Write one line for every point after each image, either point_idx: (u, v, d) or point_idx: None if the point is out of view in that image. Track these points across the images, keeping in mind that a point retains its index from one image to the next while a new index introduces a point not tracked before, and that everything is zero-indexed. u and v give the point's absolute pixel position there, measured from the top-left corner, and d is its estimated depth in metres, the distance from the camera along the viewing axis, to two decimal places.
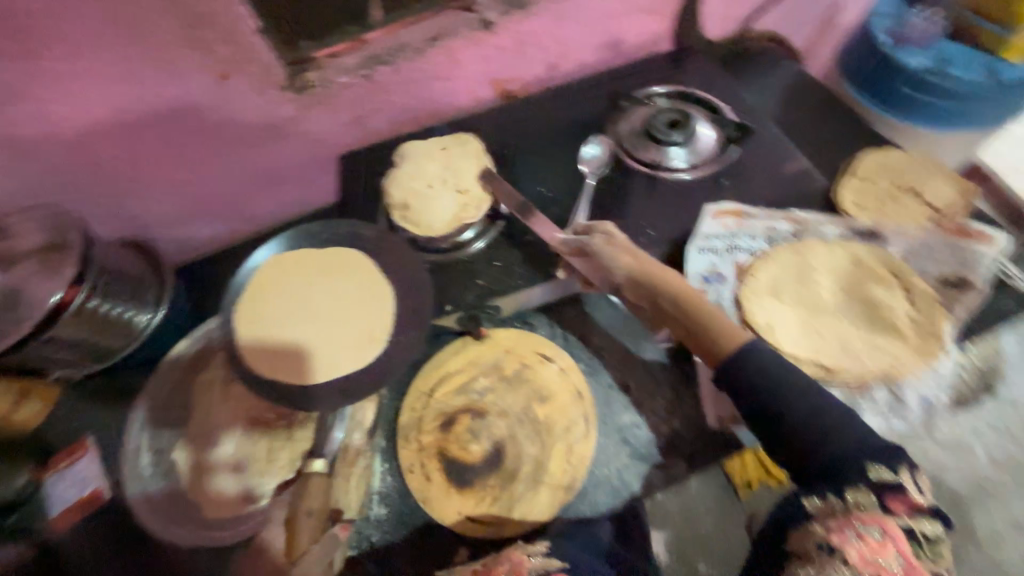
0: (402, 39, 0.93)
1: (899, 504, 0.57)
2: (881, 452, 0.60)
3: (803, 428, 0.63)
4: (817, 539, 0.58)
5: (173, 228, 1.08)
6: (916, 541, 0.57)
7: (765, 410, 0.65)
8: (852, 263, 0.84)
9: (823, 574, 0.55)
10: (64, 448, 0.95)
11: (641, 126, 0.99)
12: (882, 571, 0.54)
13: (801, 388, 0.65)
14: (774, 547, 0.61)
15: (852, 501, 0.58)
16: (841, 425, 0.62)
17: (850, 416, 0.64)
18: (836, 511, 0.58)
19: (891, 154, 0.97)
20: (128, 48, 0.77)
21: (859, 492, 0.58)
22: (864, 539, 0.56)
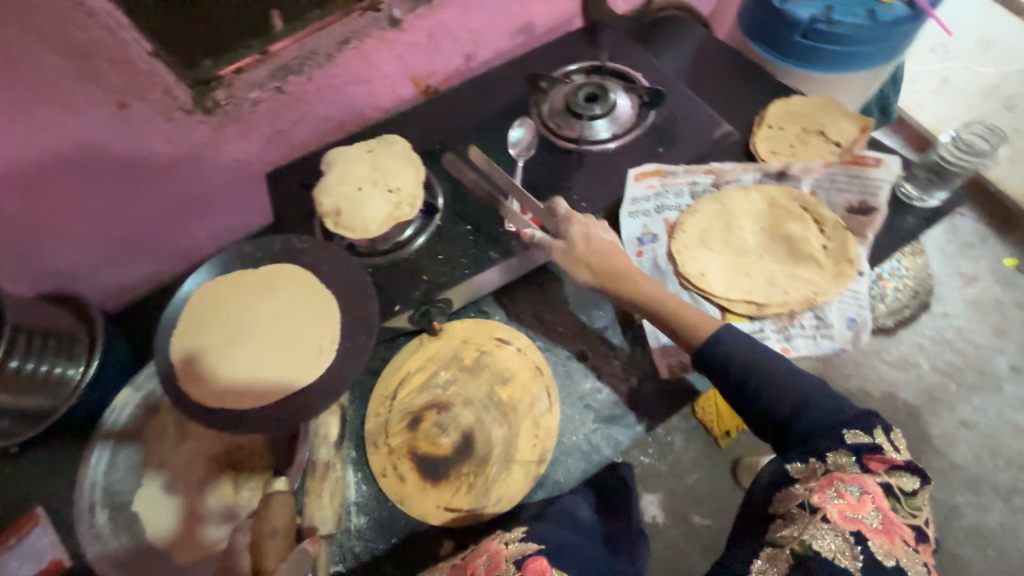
0: (311, 46, 0.90)
1: (878, 464, 0.62)
2: (857, 420, 0.66)
3: (780, 401, 0.70)
4: (801, 499, 0.62)
5: (98, 274, 1.02)
6: (894, 495, 0.61)
7: (743, 388, 0.73)
8: (768, 206, 0.91)
9: (806, 530, 0.58)
10: (11, 522, 0.88)
11: (563, 104, 1.01)
12: (861, 525, 0.57)
13: (777, 366, 0.72)
14: (762, 512, 0.65)
15: (833, 462, 0.63)
16: (817, 396, 0.69)
17: (826, 390, 0.70)
18: (818, 472, 0.63)
19: (791, 99, 1.03)
20: (5, 88, 0.71)
21: (839, 454, 0.63)
22: (843, 497, 0.60)
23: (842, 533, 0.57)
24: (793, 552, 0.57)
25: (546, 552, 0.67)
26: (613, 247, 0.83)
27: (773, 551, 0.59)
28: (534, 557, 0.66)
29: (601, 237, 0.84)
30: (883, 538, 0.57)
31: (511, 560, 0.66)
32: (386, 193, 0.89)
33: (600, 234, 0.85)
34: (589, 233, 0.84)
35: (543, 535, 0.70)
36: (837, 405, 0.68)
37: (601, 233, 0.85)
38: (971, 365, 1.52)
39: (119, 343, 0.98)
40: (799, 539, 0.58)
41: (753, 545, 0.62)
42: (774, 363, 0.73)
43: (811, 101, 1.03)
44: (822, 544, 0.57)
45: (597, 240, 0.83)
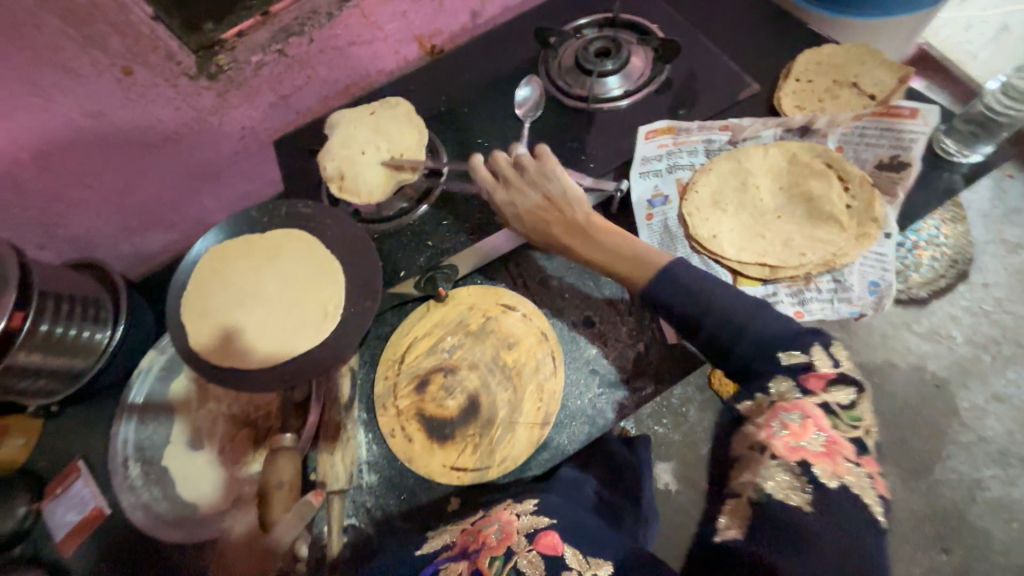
0: (310, 6, 0.88)
1: (816, 382, 0.59)
2: (793, 341, 0.63)
3: (719, 331, 0.67)
4: (750, 439, 0.58)
5: (120, 243, 1.06)
6: (836, 414, 0.57)
7: (687, 327, 0.70)
8: (789, 162, 0.85)
9: (759, 472, 0.55)
10: (58, 474, 0.96)
11: (572, 61, 0.96)
12: (807, 453, 0.54)
13: (713, 298, 0.68)
14: (720, 458, 0.61)
15: (776, 392, 0.60)
16: (753, 324, 0.66)
17: (764, 312, 0.67)
18: (764, 405, 0.60)
19: (823, 51, 0.97)
20: (12, 54, 0.70)
21: (779, 382, 0.60)
22: (787, 427, 0.57)
23: (791, 468, 0.54)
24: (750, 500, 0.54)
25: (556, 526, 0.68)
26: (541, 212, 0.81)
27: (734, 502, 0.56)
28: (546, 530, 0.67)
29: (526, 205, 0.82)
30: (827, 461, 0.54)
31: (523, 533, 0.67)
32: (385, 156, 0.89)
33: (525, 199, 0.82)
34: (513, 203, 0.82)
35: (554, 510, 0.72)
36: (777, 328, 0.65)
37: (526, 197, 0.82)
38: (1008, 336, 1.44)
39: (141, 311, 1.03)
40: (753, 485, 0.55)
41: (715, 501, 0.58)
42: (711, 293, 0.69)
43: (845, 49, 0.96)
44: (774, 483, 0.54)
45: (525, 209, 0.82)
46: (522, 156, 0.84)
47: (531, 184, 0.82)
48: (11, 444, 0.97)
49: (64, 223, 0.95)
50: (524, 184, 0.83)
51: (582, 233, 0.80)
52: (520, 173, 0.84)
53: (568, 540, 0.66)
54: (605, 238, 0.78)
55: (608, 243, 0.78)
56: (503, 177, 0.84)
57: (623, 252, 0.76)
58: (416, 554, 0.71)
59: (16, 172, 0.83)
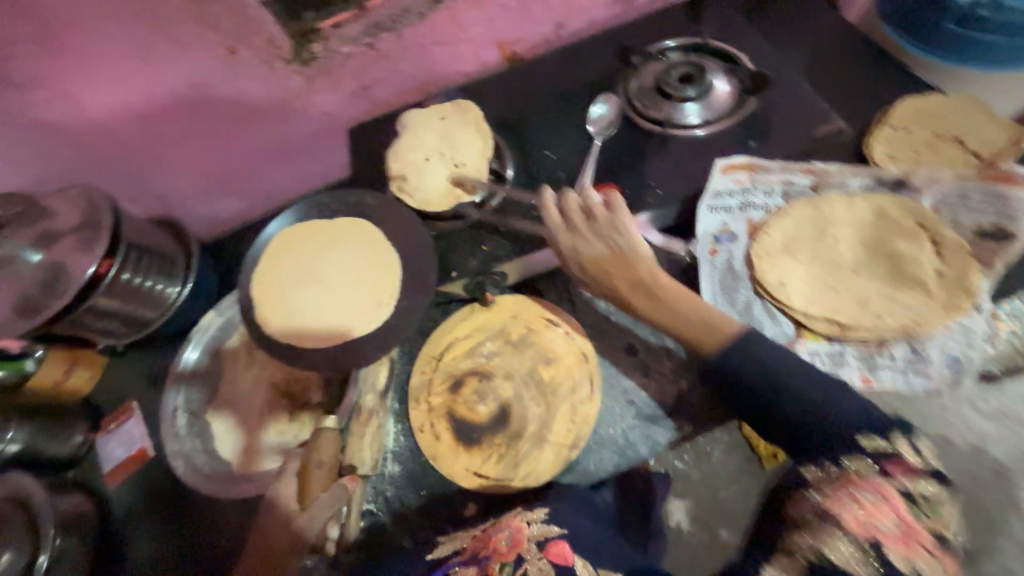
0: (403, 4, 0.91)
1: (897, 467, 0.57)
2: (877, 424, 0.61)
3: (789, 403, 0.65)
4: (815, 506, 0.57)
5: (196, 206, 1.13)
6: (915, 502, 0.55)
7: (759, 390, 0.67)
8: (874, 217, 0.80)
9: (820, 539, 0.54)
10: (114, 411, 1.04)
11: (652, 83, 0.94)
12: (879, 534, 0.53)
13: (788, 373, 0.67)
14: (776, 516, 0.61)
15: (851, 469, 0.59)
16: (831, 400, 0.64)
17: (847, 394, 0.65)
18: (835, 477, 0.59)
19: (929, 99, 0.89)
20: (138, 25, 0.77)
21: (856, 460, 0.59)
22: (860, 504, 0.55)
23: (857, 543, 0.53)
24: (807, 562, 0.54)
25: (566, 537, 0.66)
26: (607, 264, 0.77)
27: (785, 560, 0.55)
28: (557, 540, 0.66)
29: (592, 254, 0.78)
30: (899, 545, 0.53)
31: (532, 542, 0.66)
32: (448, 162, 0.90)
33: (592, 247, 0.78)
34: (578, 250, 0.78)
35: (566, 519, 0.69)
36: (857, 408, 0.63)
37: (593, 246, 0.78)
38: None
39: (207, 272, 1.09)
40: (813, 550, 0.54)
41: (760, 552, 0.58)
42: (788, 368, 0.67)
43: (949, 102, 0.89)
44: (837, 554, 0.53)
45: (590, 258, 0.78)
46: (592, 202, 0.79)
47: (599, 233, 0.78)
48: (81, 376, 1.03)
49: (153, 182, 1.03)
50: (593, 233, 0.78)
51: (647, 290, 0.76)
52: (589, 220, 0.78)
53: (581, 556, 0.65)
54: (679, 301, 0.74)
55: (676, 304, 0.74)
56: (571, 222, 0.79)
57: (690, 319, 0.73)
58: (427, 558, 0.71)
59: (122, 130, 0.91)
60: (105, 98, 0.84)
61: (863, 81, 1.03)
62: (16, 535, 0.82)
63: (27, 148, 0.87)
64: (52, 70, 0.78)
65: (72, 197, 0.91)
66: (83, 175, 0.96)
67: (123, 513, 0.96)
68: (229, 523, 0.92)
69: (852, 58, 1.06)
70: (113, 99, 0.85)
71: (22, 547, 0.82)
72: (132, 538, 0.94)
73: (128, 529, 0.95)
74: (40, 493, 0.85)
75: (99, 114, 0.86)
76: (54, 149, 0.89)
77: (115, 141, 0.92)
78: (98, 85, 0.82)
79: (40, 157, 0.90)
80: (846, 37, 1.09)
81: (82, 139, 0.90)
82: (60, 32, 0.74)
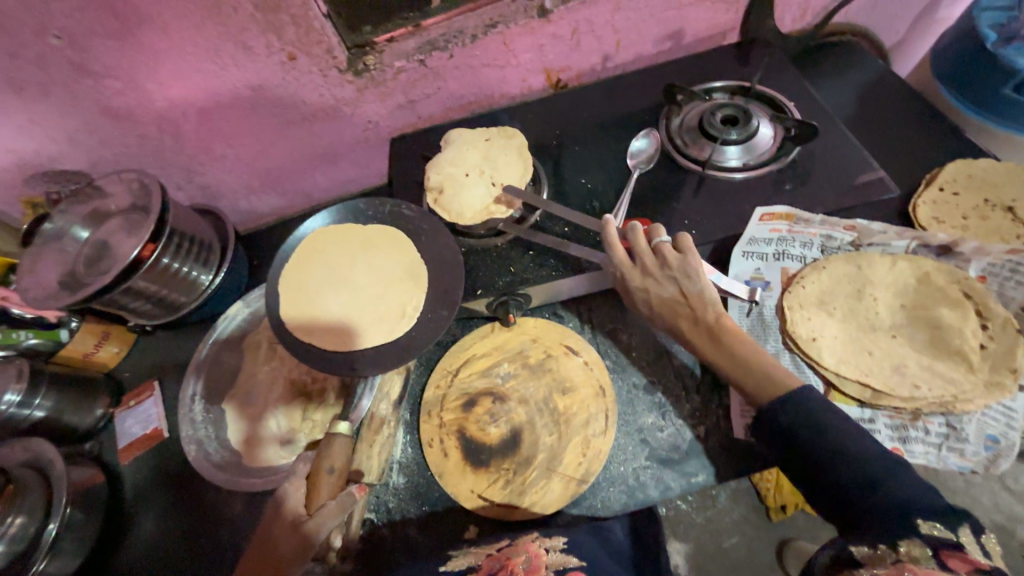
0: (458, 26, 0.95)
1: (960, 563, 0.50)
2: (938, 512, 0.55)
3: (846, 472, 0.61)
4: None
5: (239, 198, 1.17)
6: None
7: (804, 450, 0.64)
8: (918, 281, 0.78)
9: None
10: (136, 388, 1.07)
11: (696, 122, 0.95)
12: None
13: (850, 443, 0.63)
14: None
15: (906, 553, 0.52)
16: (888, 475, 0.60)
17: (911, 476, 0.60)
18: (887, 559, 0.52)
19: (978, 165, 0.90)
20: (209, 27, 0.81)
21: (913, 544, 0.53)
22: None
23: None
24: None
25: (585, 570, 0.64)
26: (675, 308, 0.76)
27: None
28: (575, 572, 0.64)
29: (660, 296, 0.77)
30: None
31: (551, 569, 0.64)
32: (485, 182, 0.90)
33: (662, 289, 0.77)
34: (647, 292, 0.77)
35: (584, 552, 0.68)
36: (914, 490, 0.58)
37: (662, 288, 0.76)
38: None
39: (240, 263, 1.12)
40: None
41: None
42: (847, 431, 0.63)
43: (1004, 167, 0.89)
44: None
45: (658, 300, 0.77)
46: (663, 243, 0.77)
47: (670, 276, 0.76)
48: (110, 349, 1.07)
49: (201, 173, 1.07)
50: (664, 276, 0.76)
51: (713, 335, 0.74)
52: (660, 262, 0.76)
53: None
54: (740, 347, 0.73)
55: (739, 350, 0.72)
56: (642, 264, 0.77)
57: (750, 367, 0.71)
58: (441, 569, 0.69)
59: (180, 122, 0.95)
60: (169, 92, 0.89)
61: (911, 140, 1.01)
62: (32, 501, 0.84)
63: (92, 131, 0.92)
64: (125, 62, 0.82)
65: (126, 181, 0.95)
66: (138, 161, 1.01)
67: (131, 490, 0.98)
68: (231, 513, 0.93)
69: (903, 114, 1.05)
70: (176, 93, 0.89)
71: (34, 514, 0.83)
72: (137, 518, 0.96)
73: (135, 508, 0.97)
74: (59, 462, 0.87)
75: (161, 105, 0.91)
76: (115, 134, 0.94)
77: (173, 132, 0.96)
78: (164, 80, 0.87)
79: (102, 141, 0.95)
80: (897, 93, 1.07)
81: (142, 128, 0.94)
82: (137, 29, 0.78)
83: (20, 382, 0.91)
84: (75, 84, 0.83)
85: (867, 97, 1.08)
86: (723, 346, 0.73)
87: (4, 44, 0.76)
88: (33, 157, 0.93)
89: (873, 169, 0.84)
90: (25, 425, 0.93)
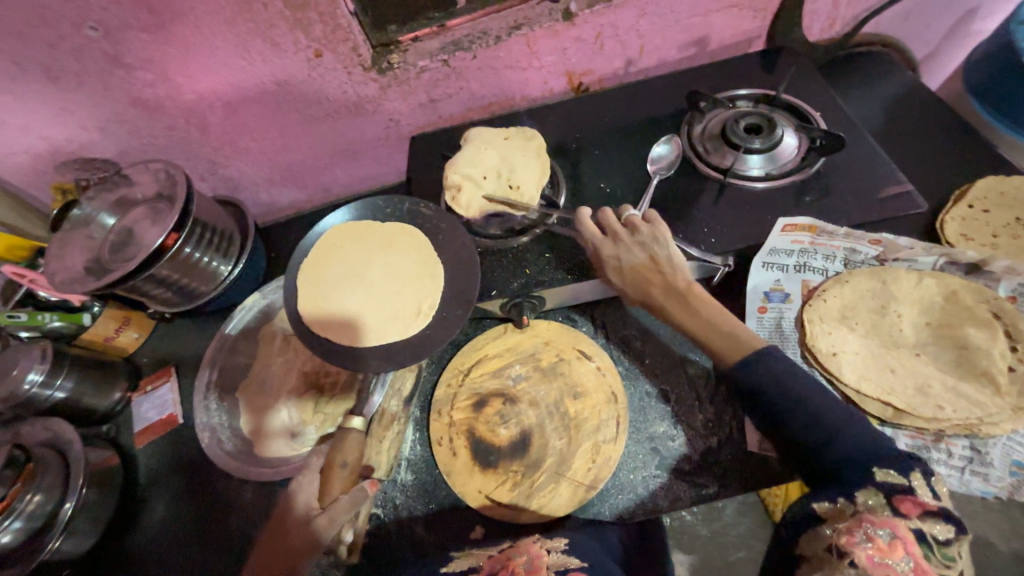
0: (483, 27, 0.96)
1: (910, 506, 0.54)
2: (888, 458, 0.59)
3: (807, 432, 0.63)
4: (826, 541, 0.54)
5: (260, 191, 1.18)
6: (927, 545, 0.52)
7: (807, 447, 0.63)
8: (944, 299, 0.76)
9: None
10: (153, 373, 1.09)
11: (718, 130, 0.94)
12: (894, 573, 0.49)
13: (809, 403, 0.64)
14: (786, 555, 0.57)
15: (864, 504, 0.55)
16: (845, 426, 0.62)
17: (862, 426, 0.62)
18: (846, 513, 0.55)
19: (1013, 181, 0.88)
20: (240, 23, 0.82)
21: (870, 494, 0.56)
22: (874, 540, 0.51)
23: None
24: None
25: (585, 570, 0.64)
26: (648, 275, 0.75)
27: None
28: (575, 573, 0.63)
29: (630, 262, 0.76)
30: None
31: (551, 569, 0.63)
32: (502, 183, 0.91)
33: (632, 255, 0.77)
34: (619, 258, 0.77)
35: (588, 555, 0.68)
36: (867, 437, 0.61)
37: (631, 254, 0.77)
38: None
39: (258, 255, 1.14)
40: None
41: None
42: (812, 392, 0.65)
43: None
44: None
45: (628, 267, 0.76)
46: (632, 216, 0.79)
47: (639, 244, 0.77)
48: (129, 334, 1.08)
49: (225, 165, 1.09)
50: (633, 242, 0.77)
51: (684, 302, 0.74)
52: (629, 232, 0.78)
53: None
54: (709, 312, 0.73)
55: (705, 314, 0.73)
56: (612, 234, 0.78)
57: (714, 327, 0.72)
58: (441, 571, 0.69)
59: (208, 115, 0.96)
60: (198, 86, 0.90)
61: (941, 154, 0.99)
62: (50, 480, 0.86)
63: (122, 122, 0.94)
64: (157, 55, 0.84)
65: (153, 170, 0.97)
66: (164, 152, 1.03)
67: (144, 473, 1.00)
68: (241, 501, 0.94)
69: (933, 128, 1.02)
70: (205, 87, 0.91)
71: (51, 493, 0.85)
72: (149, 502, 0.97)
73: (148, 492, 0.98)
74: (78, 444, 0.89)
75: (190, 98, 0.92)
76: (144, 125, 0.96)
77: (200, 125, 0.98)
78: (194, 74, 0.88)
79: (131, 131, 0.97)
80: (927, 106, 1.05)
81: (170, 120, 0.96)
82: (171, 23, 0.80)
83: (44, 363, 0.94)
84: (109, 75, 0.85)
85: (895, 109, 1.06)
86: (694, 311, 0.73)
87: (44, 35, 0.78)
88: (65, 145, 0.96)
89: (900, 182, 0.83)
90: (46, 405, 0.96)
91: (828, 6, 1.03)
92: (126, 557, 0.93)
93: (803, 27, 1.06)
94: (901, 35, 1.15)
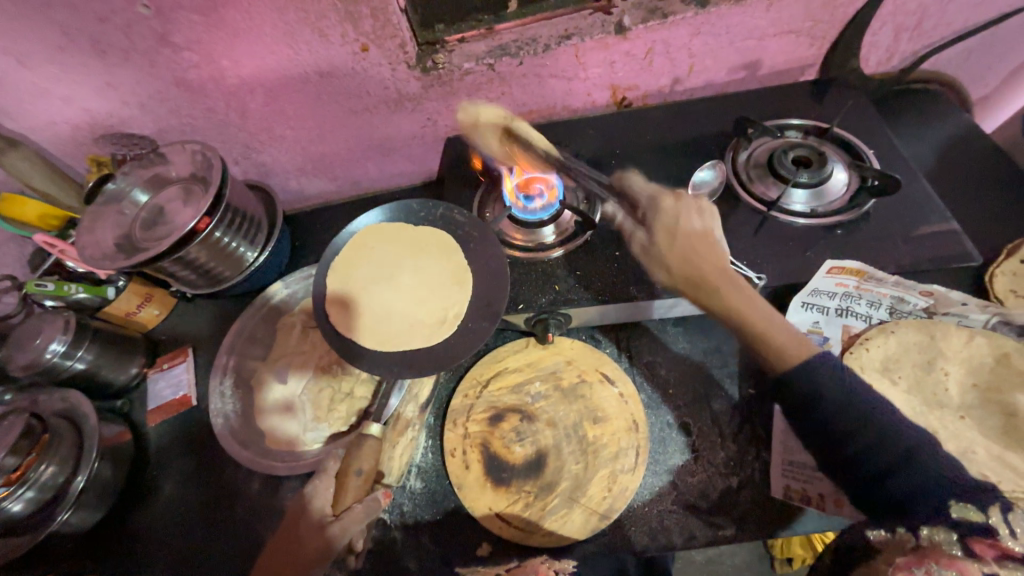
0: (532, 34, 0.93)
1: (983, 548, 0.51)
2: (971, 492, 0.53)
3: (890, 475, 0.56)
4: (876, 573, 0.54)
5: (289, 178, 1.18)
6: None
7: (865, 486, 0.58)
8: (995, 361, 0.73)
9: None
10: (169, 352, 1.09)
11: (765, 159, 0.91)
12: None
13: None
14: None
15: (927, 538, 0.53)
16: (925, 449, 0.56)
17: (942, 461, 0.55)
18: (907, 546, 0.53)
19: None
20: (291, 12, 0.81)
21: (936, 529, 0.53)
22: None
23: None
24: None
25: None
26: (698, 240, 0.72)
27: None
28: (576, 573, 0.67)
29: (688, 228, 0.74)
30: None
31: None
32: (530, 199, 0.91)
33: (689, 221, 0.75)
34: (674, 219, 0.75)
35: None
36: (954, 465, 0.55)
37: (690, 221, 0.75)
38: None
39: (283, 243, 1.13)
40: None
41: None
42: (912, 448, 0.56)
43: None
44: None
45: (685, 232, 0.73)
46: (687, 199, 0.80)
47: (697, 216, 0.76)
48: (149, 311, 1.08)
49: (258, 151, 1.08)
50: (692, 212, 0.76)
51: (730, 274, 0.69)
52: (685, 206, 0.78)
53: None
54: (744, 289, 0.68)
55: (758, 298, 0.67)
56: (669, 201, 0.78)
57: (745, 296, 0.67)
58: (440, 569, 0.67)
59: (248, 99, 0.96)
60: (242, 71, 0.90)
61: (993, 204, 0.96)
62: (63, 452, 0.85)
63: (163, 100, 0.94)
64: (206, 37, 0.83)
65: (189, 151, 0.97)
66: (200, 133, 1.02)
67: (152, 451, 1.00)
68: (247, 492, 0.94)
69: (990, 175, 0.99)
70: (249, 72, 0.90)
71: (64, 465, 0.85)
72: (156, 480, 0.97)
73: (157, 471, 0.98)
74: (94, 418, 0.90)
75: (232, 82, 0.92)
76: (184, 105, 0.95)
77: (239, 109, 0.98)
78: (240, 59, 0.88)
79: (170, 110, 0.96)
80: (983, 153, 1.01)
81: (210, 102, 0.95)
82: (223, 7, 0.79)
83: (67, 334, 0.94)
84: (156, 53, 0.85)
85: (948, 153, 1.02)
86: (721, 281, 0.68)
87: (97, 10, 0.78)
88: (105, 118, 0.96)
89: (946, 218, 0.82)
90: (65, 375, 0.96)
91: (889, 39, 0.99)
92: (130, 534, 0.93)
93: (860, 59, 1.02)
94: (963, 75, 1.10)
